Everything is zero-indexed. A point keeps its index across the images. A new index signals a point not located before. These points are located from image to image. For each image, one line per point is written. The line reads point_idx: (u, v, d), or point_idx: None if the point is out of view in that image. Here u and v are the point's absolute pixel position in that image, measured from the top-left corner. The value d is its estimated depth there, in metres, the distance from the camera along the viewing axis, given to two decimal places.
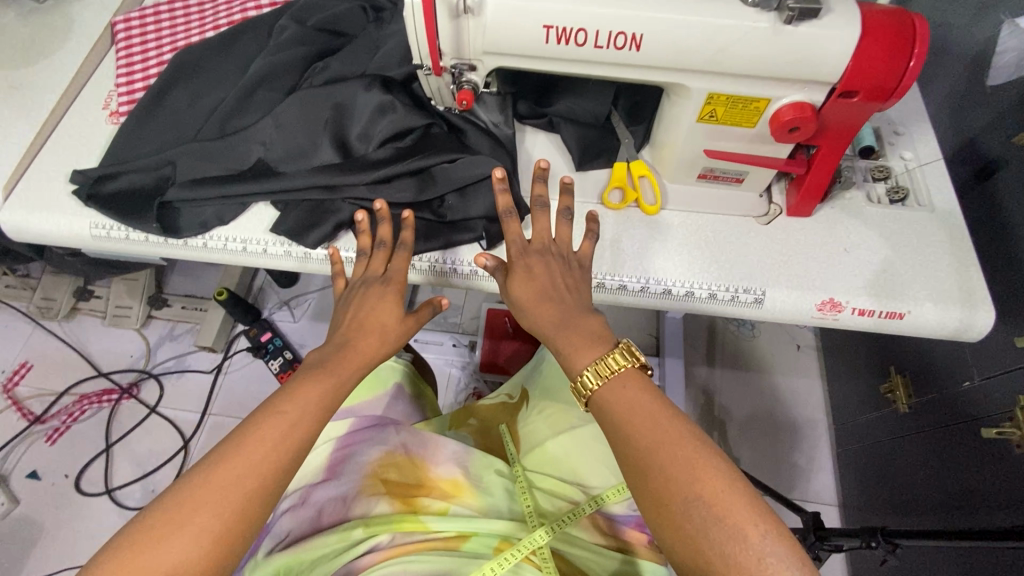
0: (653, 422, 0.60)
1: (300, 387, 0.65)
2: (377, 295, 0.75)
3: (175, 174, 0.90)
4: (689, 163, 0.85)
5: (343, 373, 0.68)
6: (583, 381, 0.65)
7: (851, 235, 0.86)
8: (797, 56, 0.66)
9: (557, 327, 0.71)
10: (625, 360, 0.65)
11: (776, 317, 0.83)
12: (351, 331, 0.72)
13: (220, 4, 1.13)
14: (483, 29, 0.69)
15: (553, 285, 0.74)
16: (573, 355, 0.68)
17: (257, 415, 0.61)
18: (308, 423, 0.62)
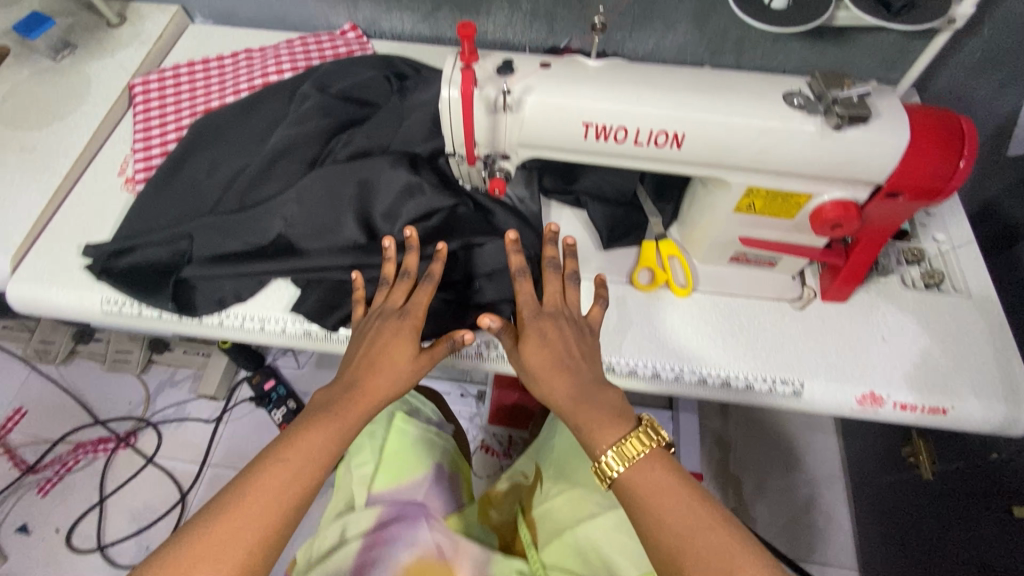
0: (683, 504, 0.58)
1: (302, 430, 0.64)
2: (391, 330, 0.72)
3: (193, 250, 0.87)
4: (722, 246, 0.83)
5: (351, 417, 0.66)
6: (605, 464, 0.62)
7: (888, 322, 0.83)
8: (842, 161, 0.64)
9: (571, 403, 0.67)
10: (645, 442, 0.62)
11: (814, 409, 0.80)
12: (358, 373, 0.69)
13: (241, 70, 1.13)
14: (520, 123, 0.68)
15: (568, 351, 0.70)
16: (592, 428, 0.65)
17: (256, 463, 0.60)
18: (313, 471, 0.61)
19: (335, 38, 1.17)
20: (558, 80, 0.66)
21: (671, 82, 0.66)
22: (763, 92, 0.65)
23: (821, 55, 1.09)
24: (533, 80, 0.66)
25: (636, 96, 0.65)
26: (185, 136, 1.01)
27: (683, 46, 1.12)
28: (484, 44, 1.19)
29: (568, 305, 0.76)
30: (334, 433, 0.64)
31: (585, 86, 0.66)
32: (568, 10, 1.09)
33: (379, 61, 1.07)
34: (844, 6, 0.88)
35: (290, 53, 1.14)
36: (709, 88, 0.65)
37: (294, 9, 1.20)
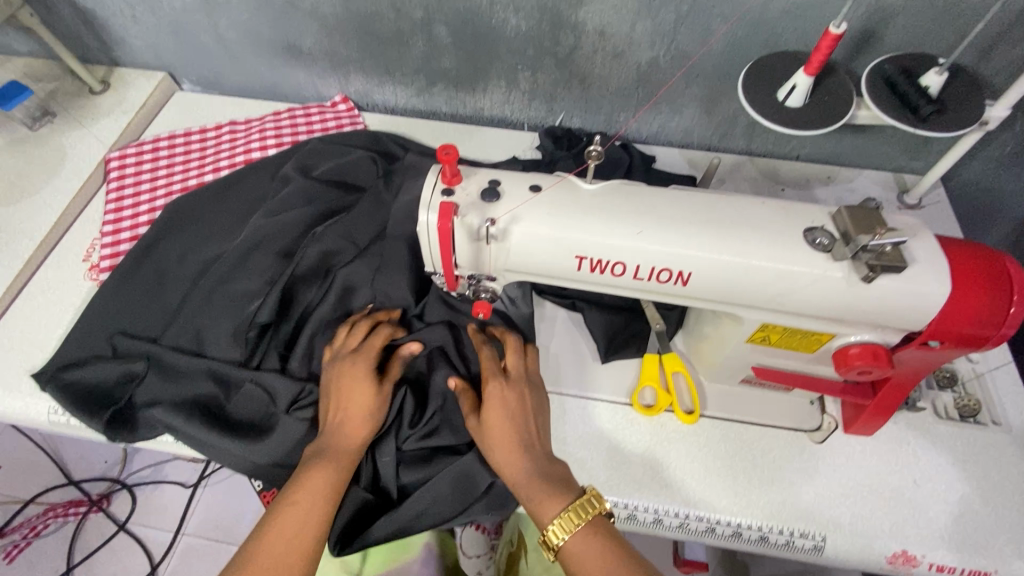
0: (616, 568, 0.57)
1: (302, 475, 0.66)
2: (349, 375, 0.72)
3: (150, 358, 0.80)
4: (732, 370, 0.74)
5: (344, 454, 0.68)
6: (550, 534, 0.61)
7: (918, 461, 0.74)
8: (870, 310, 0.57)
9: (525, 474, 0.66)
10: (582, 516, 0.61)
11: (839, 565, 0.71)
12: (336, 418, 0.71)
13: (223, 146, 1.07)
14: (507, 253, 0.60)
15: (517, 415, 0.69)
16: (540, 501, 0.63)
17: (265, 516, 0.63)
18: (317, 510, 0.64)
19: (325, 111, 1.11)
20: (550, 208, 0.59)
21: (676, 212, 0.59)
22: (781, 227, 0.57)
23: (839, 142, 1.02)
24: (521, 207, 0.59)
25: (637, 230, 0.57)
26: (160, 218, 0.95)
27: (690, 129, 1.05)
28: (481, 119, 1.13)
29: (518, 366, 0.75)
30: (331, 474, 0.66)
31: (580, 217, 0.58)
32: (569, 91, 1.02)
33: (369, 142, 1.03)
34: (867, 104, 0.81)
35: (276, 128, 1.08)
36: (720, 221, 0.58)
37: (283, 79, 1.15)
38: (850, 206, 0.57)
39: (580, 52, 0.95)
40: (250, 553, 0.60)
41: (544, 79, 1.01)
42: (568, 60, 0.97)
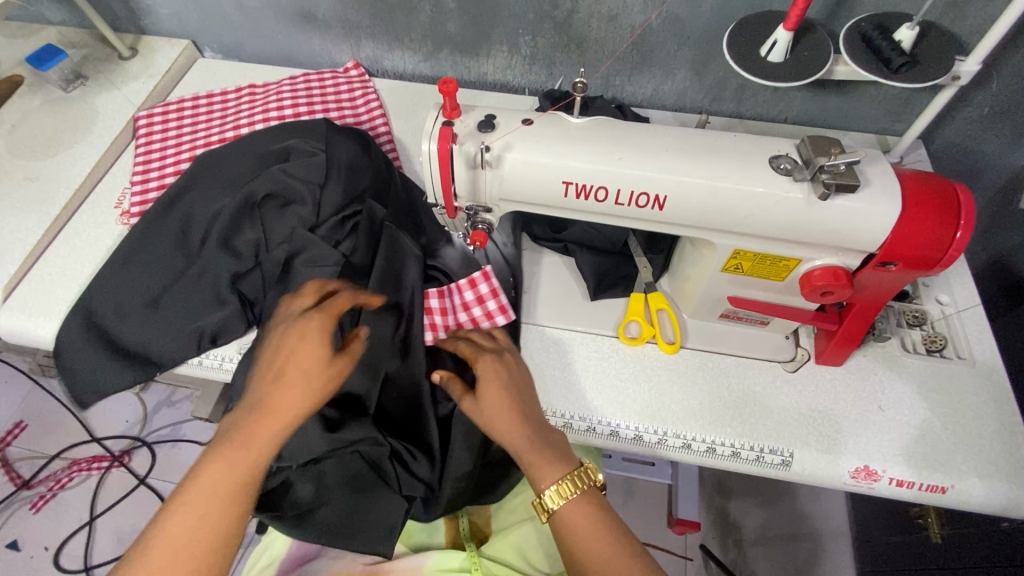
0: (603, 535, 0.63)
1: (240, 427, 0.62)
2: (301, 328, 0.66)
3: (165, 296, 0.86)
4: (710, 303, 0.80)
5: (278, 412, 0.63)
6: (546, 498, 0.66)
7: (885, 390, 0.80)
8: (829, 230, 0.62)
9: (522, 444, 0.69)
10: (577, 485, 0.66)
11: (807, 481, 0.76)
12: (271, 377, 0.64)
13: (243, 106, 1.14)
14: (500, 180, 0.67)
15: (514, 393, 0.72)
16: (538, 468, 0.67)
17: (196, 469, 0.60)
18: (249, 470, 0.60)
19: (338, 75, 1.18)
20: (539, 137, 0.65)
21: (654, 142, 0.64)
22: (748, 154, 0.63)
23: (824, 104, 1.06)
24: (514, 138, 0.65)
25: (618, 157, 0.64)
26: (191, 167, 0.98)
27: (682, 92, 1.10)
28: (484, 84, 1.19)
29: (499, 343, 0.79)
30: (270, 429, 0.62)
31: (565, 145, 0.65)
32: (567, 54, 1.08)
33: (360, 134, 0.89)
34: (843, 60, 0.86)
35: (292, 90, 1.14)
36: (693, 149, 0.64)
37: (298, 46, 1.22)
38: (812, 136, 0.62)
39: (577, 15, 1.01)
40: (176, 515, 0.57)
41: (544, 43, 1.07)
42: (566, 23, 1.03)
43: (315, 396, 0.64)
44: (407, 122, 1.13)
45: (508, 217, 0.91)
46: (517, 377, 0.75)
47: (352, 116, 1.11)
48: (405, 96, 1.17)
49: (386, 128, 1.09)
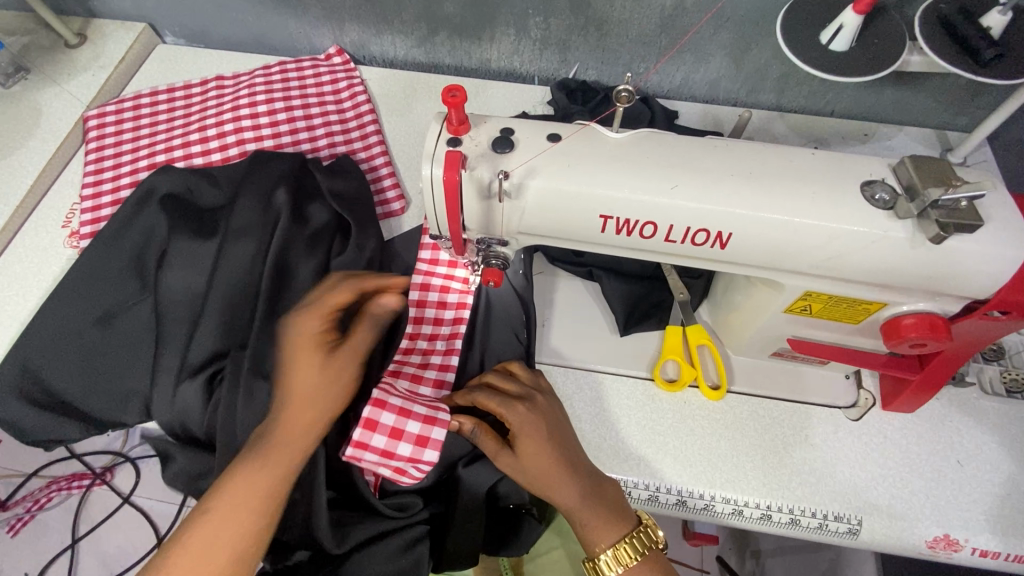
0: None
1: (235, 476, 0.57)
2: (303, 354, 0.61)
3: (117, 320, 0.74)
4: (763, 342, 0.68)
5: (279, 451, 0.58)
6: (601, 562, 0.60)
7: (962, 441, 0.69)
8: (933, 275, 0.50)
9: (571, 505, 0.61)
10: (637, 550, 0.60)
11: (874, 549, 0.66)
12: (281, 410, 0.60)
13: (209, 102, 0.98)
14: (520, 212, 0.54)
15: (559, 447, 0.62)
16: (592, 531, 0.60)
17: (183, 530, 0.56)
18: (250, 520, 0.56)
19: (319, 64, 1.02)
20: (570, 159, 0.52)
21: (715, 164, 0.51)
22: (834, 180, 0.50)
23: (879, 95, 0.93)
24: (538, 161, 0.52)
25: (671, 185, 0.50)
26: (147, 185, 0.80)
27: (716, 81, 0.96)
28: (487, 72, 1.04)
29: (530, 381, 0.67)
30: (268, 471, 0.58)
31: (604, 170, 0.51)
32: (585, 38, 0.93)
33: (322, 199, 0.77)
34: (920, 49, 0.73)
35: (267, 82, 0.99)
36: (765, 174, 0.51)
37: (272, 30, 1.06)
38: (914, 156, 0.50)
39: None
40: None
41: (558, 25, 0.92)
42: (584, 2, 0.87)
43: (337, 405, 0.61)
44: (399, 118, 0.98)
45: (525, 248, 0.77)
46: (558, 424, 0.64)
47: (336, 114, 0.97)
48: (396, 87, 1.02)
49: (375, 126, 0.95)
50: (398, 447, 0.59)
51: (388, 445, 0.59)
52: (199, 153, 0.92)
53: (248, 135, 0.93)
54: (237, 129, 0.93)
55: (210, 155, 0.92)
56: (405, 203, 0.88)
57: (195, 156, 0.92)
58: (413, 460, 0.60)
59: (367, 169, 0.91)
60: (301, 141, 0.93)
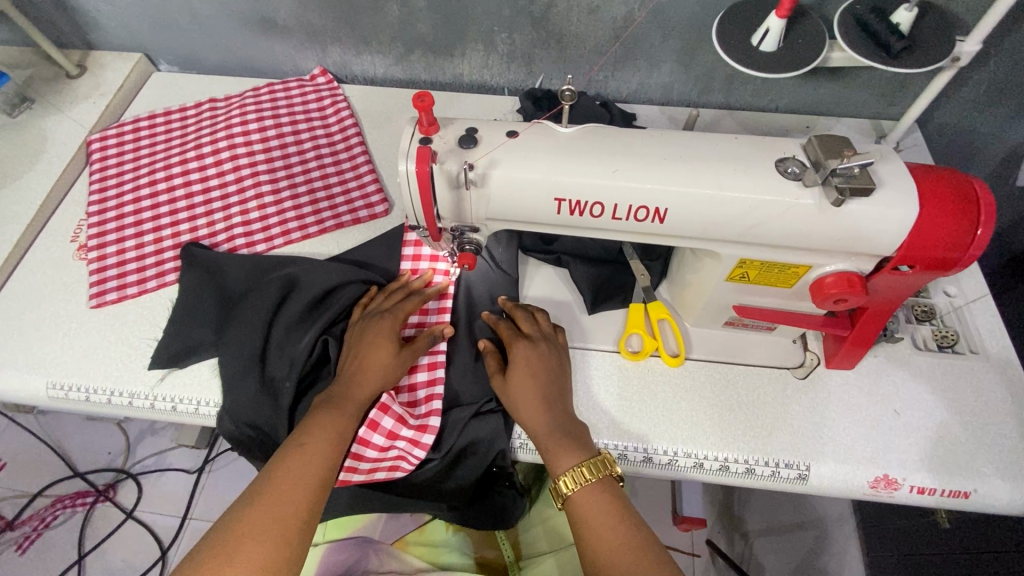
0: (619, 525, 0.61)
1: (311, 423, 0.66)
2: (374, 328, 0.74)
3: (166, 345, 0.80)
4: (714, 311, 0.76)
5: (350, 405, 0.69)
6: (562, 484, 0.64)
7: (898, 392, 0.77)
8: (843, 236, 0.58)
9: (544, 429, 0.68)
10: (594, 473, 0.64)
11: (825, 493, 0.73)
12: (350, 375, 0.72)
13: (203, 123, 1.06)
14: (486, 198, 0.62)
15: (546, 380, 0.71)
16: (554, 455, 0.67)
17: (269, 468, 0.62)
18: (326, 454, 0.64)
19: (304, 84, 1.10)
20: (526, 151, 0.60)
21: (651, 150, 0.60)
22: (753, 159, 0.59)
23: (816, 90, 1.02)
24: (498, 153, 0.60)
25: (613, 168, 0.59)
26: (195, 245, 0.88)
27: (669, 85, 1.05)
28: (461, 86, 1.13)
29: (540, 328, 0.77)
30: (339, 419, 0.67)
31: (556, 158, 0.59)
32: (547, 50, 1.02)
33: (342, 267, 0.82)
34: (840, 46, 0.82)
35: (257, 102, 1.07)
36: (694, 156, 0.59)
37: (260, 55, 1.15)
38: (820, 135, 0.59)
39: (554, 10, 0.95)
40: (252, 507, 0.58)
41: (522, 40, 1.01)
42: (544, 18, 0.96)
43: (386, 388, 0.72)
44: (381, 130, 1.07)
45: (494, 236, 0.86)
46: (554, 364, 0.74)
47: (322, 129, 1.05)
48: (377, 102, 1.10)
49: (359, 138, 1.03)
50: (402, 433, 0.72)
51: (393, 427, 0.72)
52: (196, 169, 0.99)
53: (241, 151, 1.00)
54: (231, 147, 1.01)
55: (206, 171, 0.99)
56: (388, 205, 0.96)
57: (193, 173, 0.99)
58: (412, 445, 0.72)
59: (353, 178, 0.99)
60: (291, 154, 1.01)
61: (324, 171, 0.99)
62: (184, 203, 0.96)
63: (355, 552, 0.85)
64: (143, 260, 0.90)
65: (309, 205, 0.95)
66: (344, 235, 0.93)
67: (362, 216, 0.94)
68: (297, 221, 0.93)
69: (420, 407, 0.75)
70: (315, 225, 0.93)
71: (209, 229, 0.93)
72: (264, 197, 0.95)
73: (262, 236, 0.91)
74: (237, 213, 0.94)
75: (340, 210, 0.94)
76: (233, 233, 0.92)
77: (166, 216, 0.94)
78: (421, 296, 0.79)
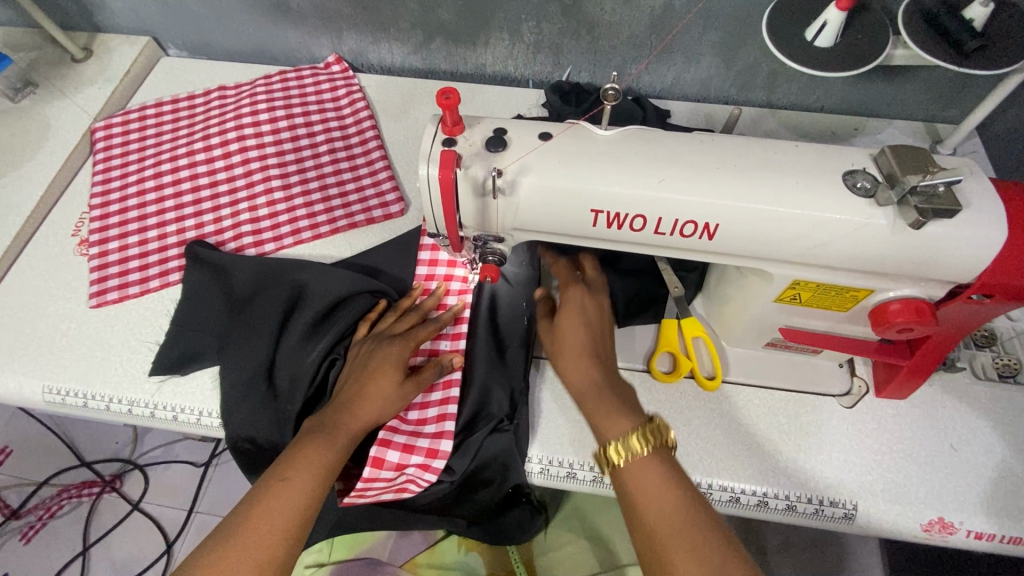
0: (676, 503, 0.54)
1: (297, 453, 0.61)
2: (379, 355, 0.68)
3: (167, 346, 0.76)
4: (756, 333, 0.70)
5: (341, 437, 0.64)
6: (612, 452, 0.59)
7: (955, 425, 0.70)
8: (917, 260, 0.52)
9: (590, 387, 0.65)
10: (645, 441, 0.58)
11: (871, 533, 0.67)
12: (348, 401, 0.66)
13: (212, 112, 1.00)
14: (515, 207, 0.56)
15: (593, 336, 0.69)
16: (601, 423, 0.62)
17: (247, 503, 0.58)
18: (309, 492, 0.59)
19: (318, 73, 1.04)
20: (560, 156, 0.54)
21: (701, 158, 0.53)
22: (816, 171, 0.52)
23: (867, 90, 0.94)
24: (530, 157, 0.54)
25: (657, 178, 0.52)
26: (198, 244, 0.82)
27: (707, 80, 0.98)
28: (483, 77, 1.06)
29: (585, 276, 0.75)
30: (328, 452, 0.62)
31: (593, 166, 0.53)
32: (577, 41, 0.95)
33: (353, 274, 0.77)
34: (903, 42, 0.75)
35: (269, 91, 1.01)
36: (750, 166, 0.53)
37: (273, 41, 1.09)
38: (894, 146, 0.52)
39: None
40: (226, 549, 0.55)
41: (550, 29, 0.94)
42: (575, 6, 0.89)
43: (386, 416, 0.67)
44: (398, 123, 1.01)
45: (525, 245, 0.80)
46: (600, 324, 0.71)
47: (336, 121, 0.99)
48: (394, 94, 1.04)
49: (374, 133, 0.97)
50: (411, 459, 0.67)
51: (402, 457, 0.67)
52: (203, 162, 0.94)
53: (251, 143, 0.95)
54: (240, 138, 0.96)
55: (214, 164, 0.94)
56: (404, 205, 0.90)
57: (200, 166, 0.94)
58: (423, 470, 0.67)
59: (367, 174, 0.93)
60: (302, 148, 0.95)
61: (337, 167, 0.94)
62: (189, 198, 0.91)
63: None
64: (146, 258, 0.86)
65: (321, 203, 0.89)
66: (357, 237, 0.88)
67: (376, 217, 0.88)
68: (308, 220, 0.88)
69: (430, 427, 0.69)
70: (327, 225, 0.87)
71: (216, 227, 0.88)
72: (274, 194, 0.90)
73: (270, 236, 0.86)
74: (245, 210, 0.89)
75: (353, 209, 0.89)
76: (241, 231, 0.87)
77: (171, 211, 0.90)
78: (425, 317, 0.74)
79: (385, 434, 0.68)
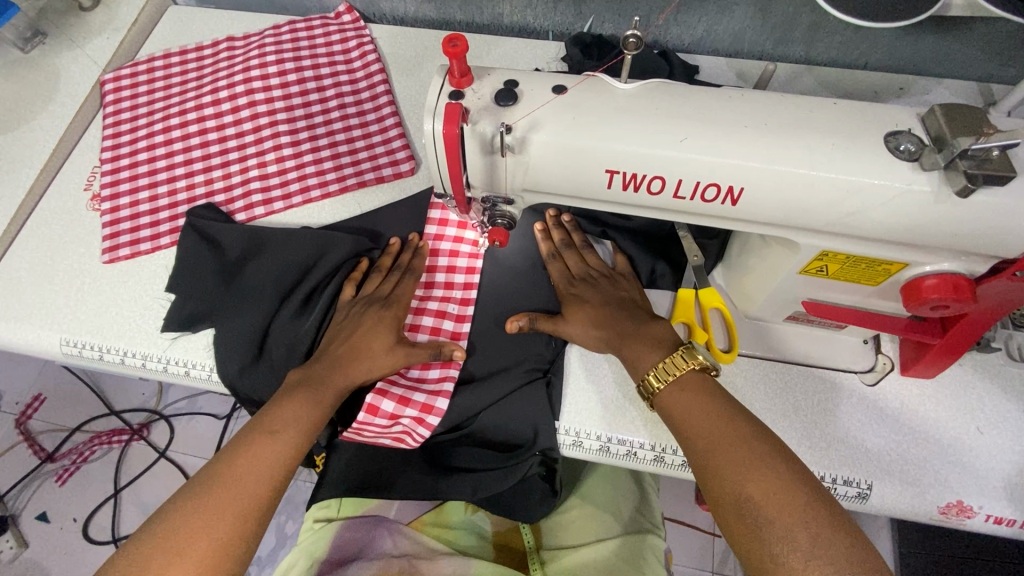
0: (714, 416, 0.55)
1: (286, 405, 0.62)
2: (374, 316, 0.68)
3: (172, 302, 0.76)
4: (778, 305, 0.66)
5: (330, 393, 0.64)
6: (649, 380, 0.60)
7: (984, 407, 0.67)
8: (960, 233, 0.48)
9: (618, 338, 0.66)
10: (687, 360, 0.59)
11: (886, 514, 0.65)
12: (343, 358, 0.66)
13: (220, 65, 0.97)
14: (524, 167, 0.53)
15: (604, 302, 0.69)
16: (634, 358, 0.63)
17: (235, 450, 0.59)
18: (297, 445, 0.61)
19: (328, 23, 1.00)
20: (574, 112, 0.51)
21: (729, 116, 0.49)
22: (855, 133, 0.48)
23: (916, 44, 0.86)
24: (543, 112, 0.51)
25: (680, 137, 0.49)
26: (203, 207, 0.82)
27: (741, 33, 0.91)
28: (500, 28, 1.01)
29: (590, 265, 0.72)
30: (316, 406, 0.63)
31: (610, 122, 0.50)
32: None
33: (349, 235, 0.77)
34: None
35: (277, 42, 0.97)
36: (781, 125, 0.49)
37: None
38: (947, 106, 0.48)
39: None
40: (214, 488, 0.55)
41: None
42: None
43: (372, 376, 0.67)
44: (409, 77, 0.97)
45: (533, 209, 0.79)
46: (615, 290, 0.70)
47: (346, 75, 0.96)
48: (407, 46, 0.99)
49: (385, 87, 0.93)
50: (405, 411, 0.67)
51: (396, 409, 0.67)
52: (212, 116, 0.92)
53: (259, 97, 0.92)
54: (248, 92, 0.93)
55: (222, 119, 0.91)
56: (414, 163, 0.87)
57: (209, 120, 0.92)
58: (418, 423, 0.67)
59: (378, 131, 0.90)
60: (312, 103, 0.92)
61: (347, 123, 0.91)
62: (199, 154, 0.89)
63: (369, 533, 0.85)
64: (157, 214, 0.85)
65: (330, 161, 0.87)
66: (366, 196, 0.86)
67: (386, 175, 0.86)
68: (317, 177, 0.86)
69: (429, 383, 0.69)
70: (336, 184, 0.85)
71: (225, 183, 0.86)
72: (283, 150, 0.88)
73: (279, 194, 0.85)
74: (253, 167, 0.87)
75: (363, 168, 0.86)
76: (250, 188, 0.86)
77: (181, 167, 0.88)
78: (418, 277, 0.73)
79: (383, 385, 0.68)
